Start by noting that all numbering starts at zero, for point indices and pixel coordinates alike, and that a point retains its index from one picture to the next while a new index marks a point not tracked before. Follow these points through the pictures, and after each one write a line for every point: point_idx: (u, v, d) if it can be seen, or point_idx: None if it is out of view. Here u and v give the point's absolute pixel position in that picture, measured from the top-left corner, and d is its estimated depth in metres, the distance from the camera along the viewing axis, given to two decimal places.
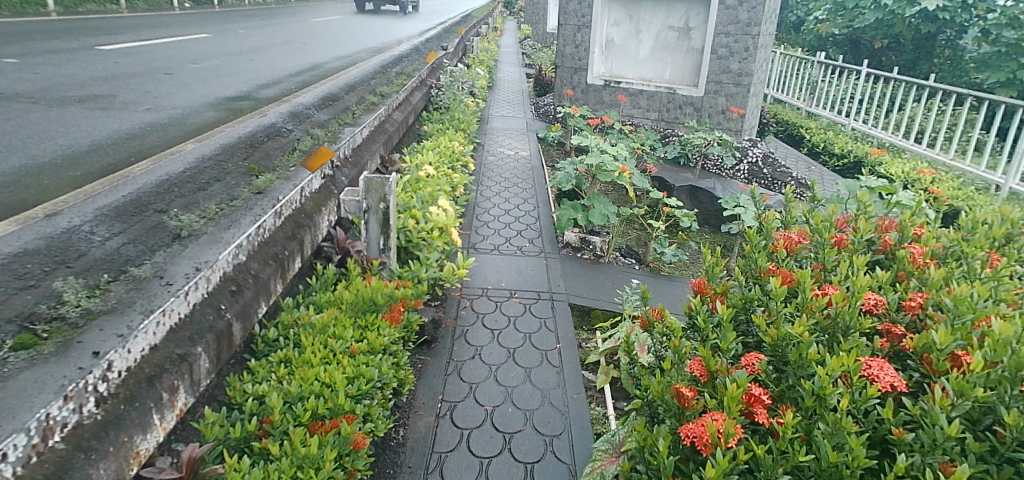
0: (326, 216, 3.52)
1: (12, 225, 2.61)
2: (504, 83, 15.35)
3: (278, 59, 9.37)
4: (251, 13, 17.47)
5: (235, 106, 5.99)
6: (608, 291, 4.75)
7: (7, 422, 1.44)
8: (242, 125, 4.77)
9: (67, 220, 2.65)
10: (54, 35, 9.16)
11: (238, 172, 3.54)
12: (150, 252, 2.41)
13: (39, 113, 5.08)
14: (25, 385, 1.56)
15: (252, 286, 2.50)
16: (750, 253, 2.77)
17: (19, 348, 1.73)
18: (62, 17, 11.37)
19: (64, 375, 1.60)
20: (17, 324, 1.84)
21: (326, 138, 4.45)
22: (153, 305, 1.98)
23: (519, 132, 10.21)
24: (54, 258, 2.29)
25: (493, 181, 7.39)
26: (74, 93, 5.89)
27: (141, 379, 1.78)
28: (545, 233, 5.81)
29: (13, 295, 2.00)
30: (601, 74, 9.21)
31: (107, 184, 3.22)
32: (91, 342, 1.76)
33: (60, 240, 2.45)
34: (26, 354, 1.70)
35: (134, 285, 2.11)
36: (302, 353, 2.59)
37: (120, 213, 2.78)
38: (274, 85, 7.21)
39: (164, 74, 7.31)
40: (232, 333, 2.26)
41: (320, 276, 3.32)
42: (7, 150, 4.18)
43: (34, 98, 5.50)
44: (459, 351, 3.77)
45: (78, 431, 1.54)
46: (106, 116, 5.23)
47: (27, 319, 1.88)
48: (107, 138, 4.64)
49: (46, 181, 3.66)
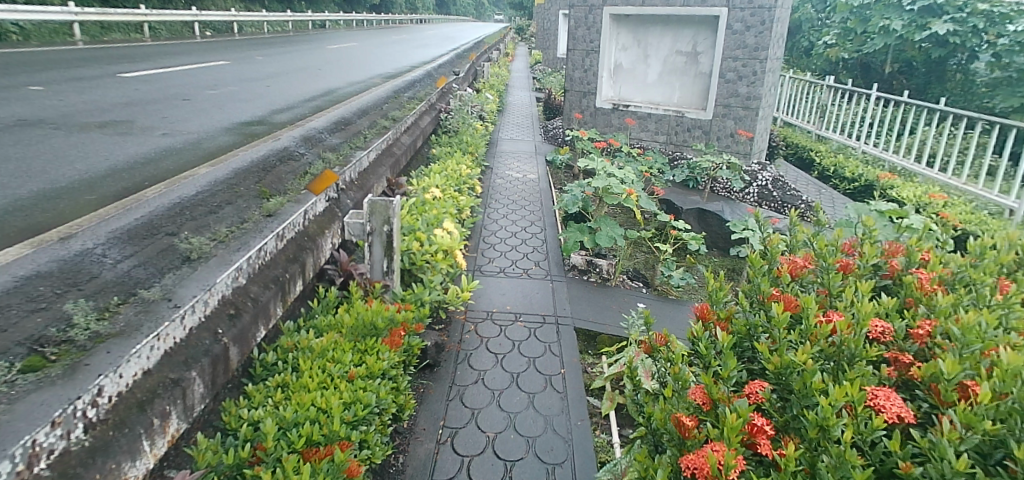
0: (329, 238, 3.54)
1: (25, 249, 2.63)
2: (515, 107, 15.50)
3: (294, 85, 9.55)
4: (269, 40, 17.88)
5: (249, 130, 6.07)
6: (613, 315, 4.70)
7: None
8: (255, 149, 4.82)
9: (80, 243, 2.67)
10: (79, 62, 9.41)
11: (250, 195, 3.57)
12: (160, 275, 2.41)
13: (58, 139, 5.16)
14: (31, 408, 1.56)
15: (252, 309, 2.49)
16: (754, 278, 2.73)
17: (27, 370, 1.72)
18: (87, 45, 11.69)
19: (69, 398, 1.60)
20: (27, 347, 1.85)
21: (336, 162, 4.50)
22: (157, 330, 1.96)
23: (527, 155, 10.26)
24: (66, 281, 2.31)
25: (501, 203, 7.42)
26: (95, 119, 6.00)
27: (132, 404, 1.76)
28: (552, 256, 5.79)
29: (25, 317, 2.01)
30: (610, 98, 9.27)
31: (121, 207, 3.25)
32: (96, 366, 1.75)
33: (72, 262, 2.47)
34: (35, 376, 1.69)
35: (144, 308, 2.11)
36: (299, 377, 2.55)
37: (132, 235, 2.80)
38: (287, 110, 7.33)
39: (182, 99, 7.45)
40: (228, 357, 2.24)
41: (322, 300, 3.30)
42: (25, 175, 4.24)
43: (56, 124, 5.62)
44: (462, 376, 3.72)
45: (66, 460, 1.51)
46: (124, 141, 5.31)
47: (36, 342, 1.89)
48: (123, 162, 4.70)
49: (62, 205, 3.70)
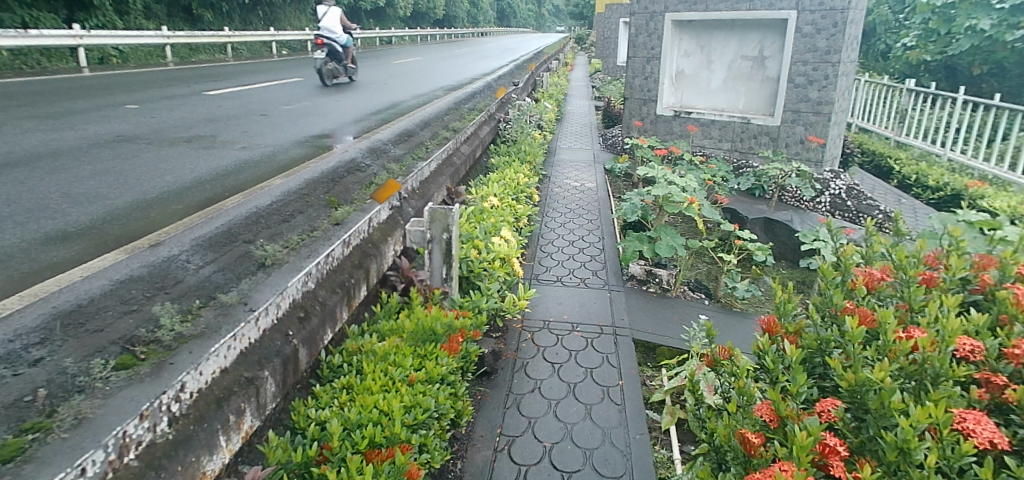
0: (392, 245, 3.64)
1: (120, 255, 2.85)
2: (574, 116, 15.48)
3: (362, 99, 9.93)
4: (340, 56, 18.68)
5: (320, 143, 6.34)
6: (674, 327, 4.58)
7: (95, 436, 1.54)
8: (325, 161, 5.03)
9: (168, 250, 2.88)
10: (170, 82, 10.14)
11: (319, 204, 3.74)
12: (237, 280, 2.57)
13: (151, 153, 5.58)
14: (123, 402, 1.69)
15: (319, 312, 2.59)
16: (827, 290, 2.60)
17: (121, 368, 1.88)
18: (177, 66, 12.60)
19: (154, 394, 1.71)
20: (119, 346, 2.02)
21: (399, 172, 4.63)
22: (235, 331, 2.07)
23: (586, 164, 10.20)
24: (155, 285, 2.49)
25: (559, 212, 7.39)
26: (183, 134, 6.44)
27: (210, 401, 1.86)
28: (609, 265, 5.72)
29: (118, 319, 2.20)
30: (671, 105, 9.15)
31: (204, 216, 3.48)
32: (178, 365, 1.87)
33: (160, 267, 2.66)
34: (126, 373, 1.84)
35: (223, 311, 2.25)
36: (363, 380, 2.62)
37: (213, 243, 2.98)
38: (355, 122, 7.61)
39: (260, 115, 7.88)
40: (298, 358, 2.34)
41: (383, 305, 3.38)
42: (122, 186, 4.60)
43: (149, 140, 6.07)
44: (519, 384, 3.73)
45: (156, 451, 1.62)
46: (207, 154, 5.67)
47: (128, 342, 2.05)
48: (207, 174, 5.02)
49: (153, 214, 3.99)
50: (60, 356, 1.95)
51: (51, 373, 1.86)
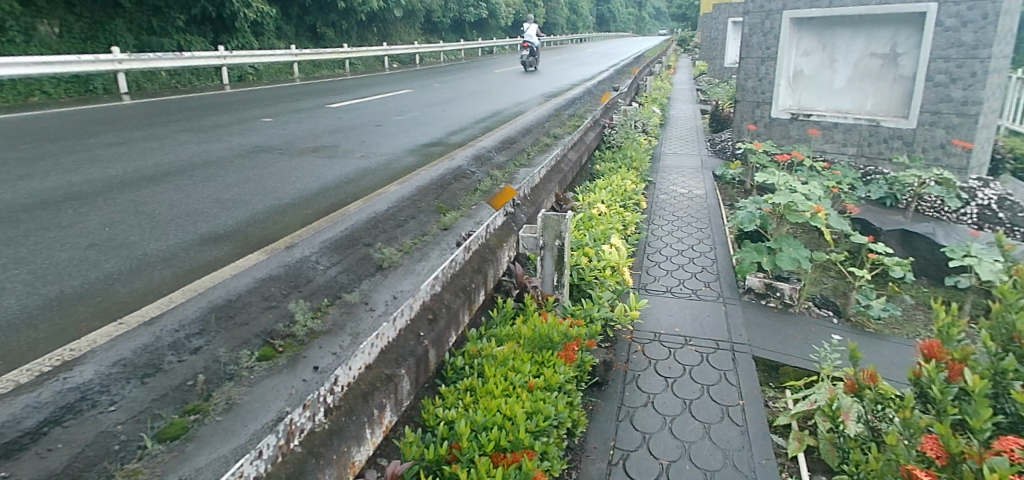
0: (507, 251, 3.69)
1: (261, 255, 3.14)
2: (678, 120, 15.02)
3: (469, 108, 10.23)
4: (446, 67, 19.38)
5: (430, 151, 6.61)
6: (799, 347, 4.29)
7: (251, 420, 1.89)
8: (435, 168, 5.24)
9: (300, 251, 3.12)
10: (298, 96, 11.00)
11: (430, 210, 3.96)
12: (359, 280, 2.88)
13: (283, 162, 6.07)
14: (265, 390, 2.05)
15: (446, 315, 2.68)
16: (1001, 314, 2.32)
17: (263, 358, 2.24)
18: (302, 81, 13.64)
19: (290, 386, 2.06)
20: (263, 338, 2.37)
21: (504, 178, 4.92)
22: (355, 330, 2.39)
23: (693, 170, 9.82)
24: (290, 283, 2.75)
25: (666, 219, 7.17)
26: (309, 145, 6.96)
27: (358, 394, 1.98)
28: (723, 277, 5.46)
29: (262, 312, 2.51)
30: (788, 107, 8.62)
31: (330, 219, 3.76)
32: (311, 358, 2.23)
33: (294, 267, 2.89)
34: (267, 364, 2.20)
35: (346, 310, 2.59)
36: (485, 383, 2.68)
37: (338, 245, 3.21)
38: (461, 131, 7.87)
39: (375, 125, 8.34)
40: (428, 357, 2.44)
41: (500, 310, 3.43)
42: (259, 192, 5.05)
43: (281, 150, 6.61)
44: (631, 397, 3.65)
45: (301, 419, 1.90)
46: (331, 163, 6.09)
47: (269, 334, 2.39)
48: (330, 182, 5.38)
49: (287, 218, 4.34)
50: (215, 346, 2.29)
51: (208, 361, 2.19)
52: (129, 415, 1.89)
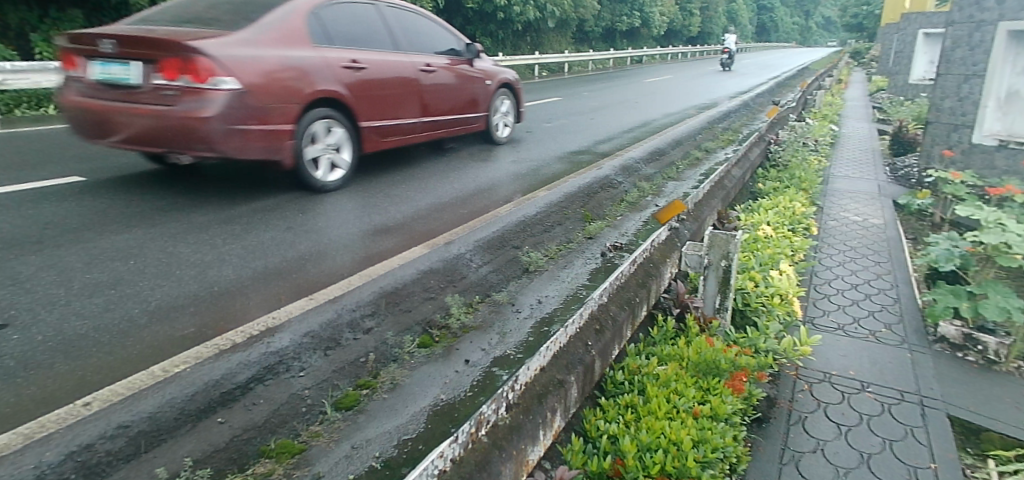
0: (670, 267, 3.57)
1: (424, 248, 3.57)
2: (849, 139, 13.65)
3: (619, 118, 10.09)
4: (597, 77, 19.33)
5: (580, 159, 6.63)
6: (1008, 413, 3.73)
7: (410, 404, 1.98)
8: (581, 176, 5.57)
9: (456, 248, 3.56)
10: None
11: (576, 217, 4.31)
12: (506, 281, 3.15)
13: (442, 163, 6.43)
14: (425, 376, 2.17)
15: (612, 327, 2.66)
16: None
17: (421, 346, 2.40)
18: None
19: (446, 374, 2.17)
20: (421, 327, 2.60)
21: (651, 190, 5.14)
22: (503, 328, 2.56)
23: (867, 196, 8.85)
24: (446, 278, 3.15)
25: (835, 248, 6.52)
26: (466, 147, 7.30)
27: (534, 395, 2.02)
28: (908, 320, 4.84)
29: (421, 303, 2.86)
30: (995, 132, 7.31)
31: (482, 220, 4.17)
32: (464, 351, 2.36)
33: (450, 263, 3.34)
34: (424, 352, 2.35)
35: (494, 308, 2.78)
36: (647, 402, 2.62)
37: (490, 245, 3.65)
38: (612, 141, 7.80)
39: (527, 131, 8.55)
40: (594, 368, 2.43)
41: (660, 327, 3.33)
42: (422, 189, 5.38)
43: (440, 151, 7.01)
44: (797, 440, 3.36)
45: (452, 398, 1.99)
46: (486, 166, 6.34)
47: (427, 324, 2.63)
48: (485, 183, 5.60)
49: (445, 215, 4.59)
50: (382, 329, 2.59)
51: (377, 342, 2.47)
52: (314, 381, 2.16)
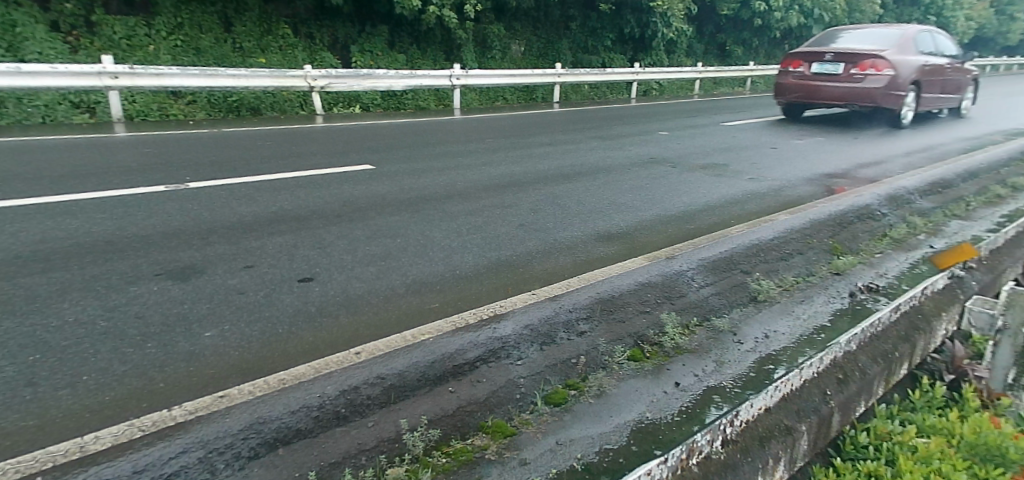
0: (947, 322, 2.96)
1: (644, 260, 3.52)
2: None
3: (893, 138, 8.68)
4: None
5: (834, 184, 5.86)
6: None
7: (618, 413, 1.98)
8: (836, 202, 4.94)
9: (679, 264, 3.45)
10: (695, 113, 11.14)
11: (821, 248, 3.88)
12: (730, 308, 2.94)
13: (674, 175, 6.22)
14: (632, 388, 2.15)
15: (859, 380, 2.30)
16: None
17: (631, 359, 2.38)
18: (702, 98, 13.75)
19: (655, 392, 2.12)
20: (633, 339, 2.58)
21: (924, 227, 4.32)
22: (721, 357, 2.40)
23: None
24: (664, 293, 3.07)
25: None
26: (701, 161, 6.97)
27: (755, 436, 1.85)
28: None
29: (637, 316, 2.80)
30: None
31: (710, 239, 3.96)
32: (675, 372, 2.27)
33: (671, 279, 3.24)
34: (634, 365, 2.33)
35: (713, 334, 2.62)
36: (897, 476, 2.20)
37: (715, 266, 3.46)
38: (878, 165, 6.74)
39: (772, 148, 7.84)
40: (831, 421, 2.14)
41: (924, 392, 2.77)
42: (650, 198, 5.27)
43: (673, 163, 6.79)
44: None
45: (660, 418, 1.95)
46: (721, 182, 5.97)
47: (639, 337, 2.60)
48: (717, 200, 5.28)
49: (672, 226, 4.42)
50: (596, 334, 2.62)
51: (589, 346, 2.50)
52: (528, 372, 2.28)
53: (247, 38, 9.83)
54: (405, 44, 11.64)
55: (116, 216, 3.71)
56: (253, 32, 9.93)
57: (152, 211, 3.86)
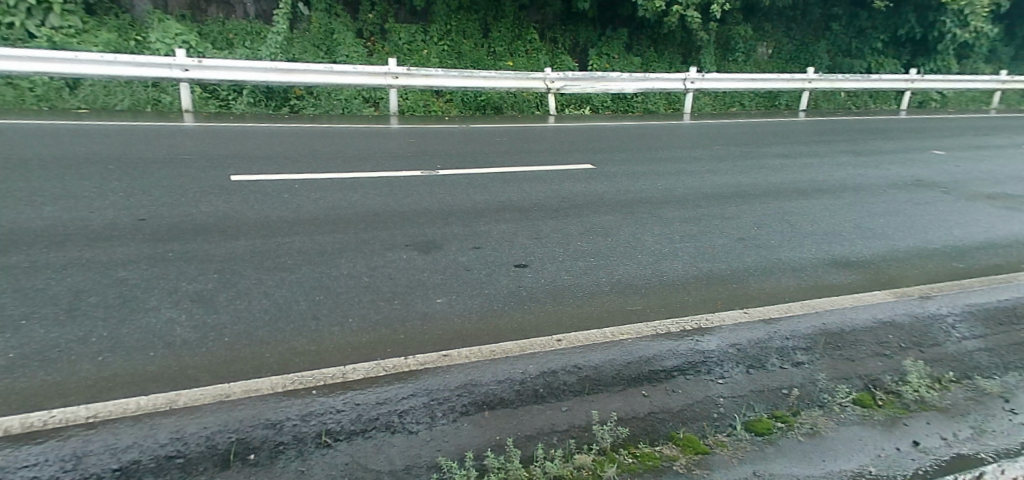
0: None
1: (889, 295, 3.04)
2: None
3: None
4: None
5: None
6: None
7: (833, 459, 1.85)
8: None
9: (937, 307, 2.90)
10: (989, 132, 9.18)
11: None
12: (1004, 370, 2.45)
13: (946, 203, 5.24)
14: (854, 436, 1.96)
15: None
16: None
17: (857, 403, 2.15)
18: (1001, 114, 11.25)
19: (882, 446, 1.92)
20: (863, 381, 2.29)
21: None
22: (981, 425, 2.06)
23: None
24: (912, 338, 2.60)
25: None
26: (988, 190, 5.75)
27: None
28: None
29: (871, 358, 2.45)
30: None
31: (986, 283, 3.28)
32: (915, 430, 2.00)
33: (925, 323, 2.73)
34: (861, 411, 2.10)
35: (974, 397, 2.23)
36: None
37: (988, 317, 2.84)
38: None
39: None
40: None
41: None
42: (908, 226, 4.53)
43: (947, 189, 5.72)
44: None
45: (887, 476, 1.78)
46: (1013, 217, 4.87)
47: (870, 381, 2.29)
48: (1004, 238, 4.32)
49: (933, 262, 3.75)
50: (816, 368, 2.34)
51: (805, 379, 2.26)
52: (731, 393, 2.14)
53: (500, 43, 10.80)
54: (643, 48, 11.68)
55: (381, 194, 4.44)
56: (506, 37, 10.91)
57: (407, 192, 4.53)
